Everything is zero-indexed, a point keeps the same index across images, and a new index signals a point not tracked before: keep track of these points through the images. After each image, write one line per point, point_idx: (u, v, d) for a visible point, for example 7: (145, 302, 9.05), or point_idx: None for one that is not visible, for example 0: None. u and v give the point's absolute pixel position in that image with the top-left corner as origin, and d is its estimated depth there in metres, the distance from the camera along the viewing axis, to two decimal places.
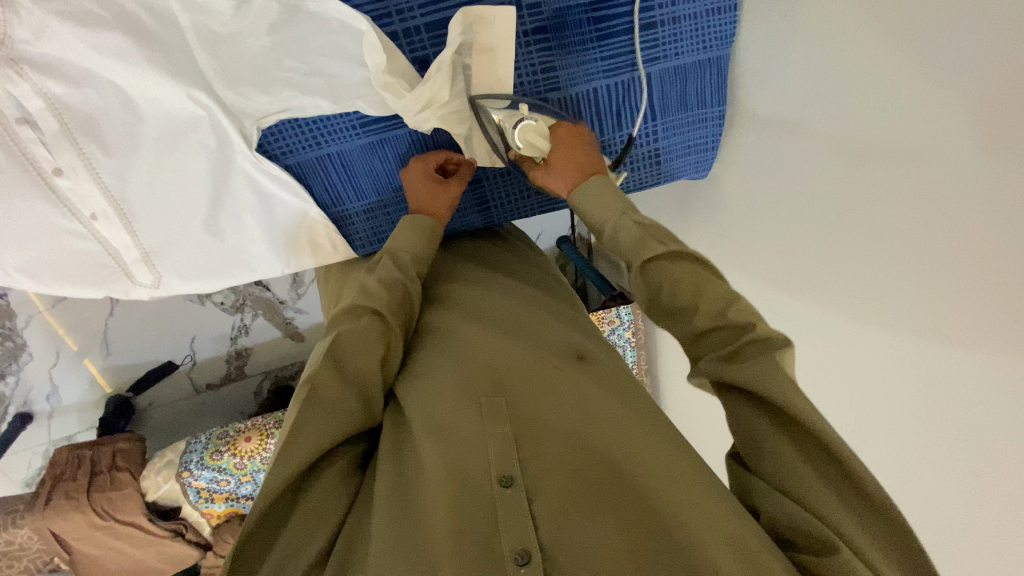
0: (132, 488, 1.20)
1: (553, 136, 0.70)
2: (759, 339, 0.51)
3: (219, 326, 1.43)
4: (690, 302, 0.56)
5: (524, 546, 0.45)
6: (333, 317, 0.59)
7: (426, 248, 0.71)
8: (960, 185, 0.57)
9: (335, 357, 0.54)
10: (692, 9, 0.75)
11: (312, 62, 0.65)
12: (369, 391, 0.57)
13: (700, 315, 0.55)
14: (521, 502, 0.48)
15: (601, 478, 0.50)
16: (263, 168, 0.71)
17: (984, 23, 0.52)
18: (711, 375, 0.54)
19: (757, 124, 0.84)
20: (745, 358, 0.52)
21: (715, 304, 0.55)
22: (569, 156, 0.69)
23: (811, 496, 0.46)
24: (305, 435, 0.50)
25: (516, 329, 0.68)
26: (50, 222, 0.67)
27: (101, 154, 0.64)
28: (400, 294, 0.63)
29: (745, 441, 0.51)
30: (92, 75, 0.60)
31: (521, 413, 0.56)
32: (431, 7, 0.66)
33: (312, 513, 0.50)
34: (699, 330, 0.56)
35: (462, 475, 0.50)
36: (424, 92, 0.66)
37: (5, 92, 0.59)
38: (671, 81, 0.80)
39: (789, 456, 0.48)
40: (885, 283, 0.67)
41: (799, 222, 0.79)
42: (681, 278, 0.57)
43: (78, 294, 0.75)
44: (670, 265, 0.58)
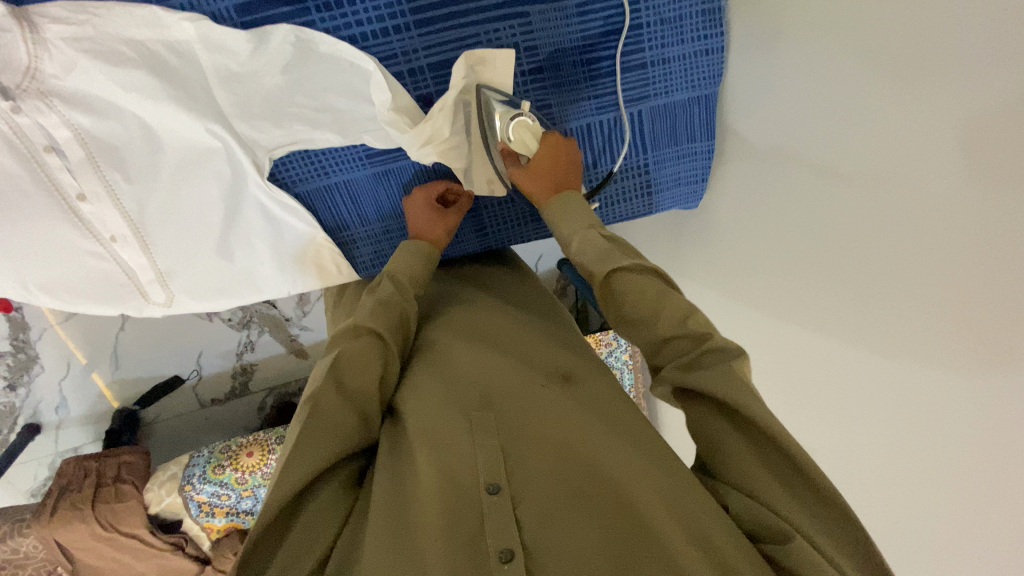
0: (135, 500, 1.22)
1: (542, 141, 0.72)
2: (719, 348, 0.55)
3: (226, 341, 1.47)
4: (652, 311, 0.60)
5: (508, 545, 0.48)
6: (334, 337, 0.63)
7: (424, 271, 0.74)
8: (936, 221, 0.60)
9: (336, 375, 0.57)
10: (680, 51, 0.80)
11: (322, 99, 0.70)
12: (366, 407, 0.59)
13: (662, 322, 0.59)
14: (507, 508, 0.51)
15: (584, 487, 0.52)
16: (273, 195, 0.75)
17: (955, 66, 0.55)
18: (673, 382, 0.56)
19: (747, 157, 0.87)
20: (702, 366, 0.55)
21: (677, 314, 0.58)
22: (550, 167, 0.73)
23: (766, 491, 0.50)
24: (308, 447, 0.53)
25: (508, 347, 0.71)
26: (72, 243, 0.72)
27: (122, 181, 0.69)
28: (397, 315, 0.67)
29: (707, 448, 0.55)
30: (118, 108, 0.65)
31: (509, 425, 0.58)
32: (434, 49, 0.71)
33: (312, 526, 0.52)
34: (663, 338, 0.59)
35: (452, 482, 0.52)
36: (427, 129, 0.70)
37: (35, 122, 0.63)
38: (661, 117, 0.85)
39: (747, 459, 0.51)
40: (867, 316, 0.70)
41: (783, 252, 0.82)
42: (643, 288, 0.61)
43: (94, 310, 0.78)
44: (634, 277, 0.62)
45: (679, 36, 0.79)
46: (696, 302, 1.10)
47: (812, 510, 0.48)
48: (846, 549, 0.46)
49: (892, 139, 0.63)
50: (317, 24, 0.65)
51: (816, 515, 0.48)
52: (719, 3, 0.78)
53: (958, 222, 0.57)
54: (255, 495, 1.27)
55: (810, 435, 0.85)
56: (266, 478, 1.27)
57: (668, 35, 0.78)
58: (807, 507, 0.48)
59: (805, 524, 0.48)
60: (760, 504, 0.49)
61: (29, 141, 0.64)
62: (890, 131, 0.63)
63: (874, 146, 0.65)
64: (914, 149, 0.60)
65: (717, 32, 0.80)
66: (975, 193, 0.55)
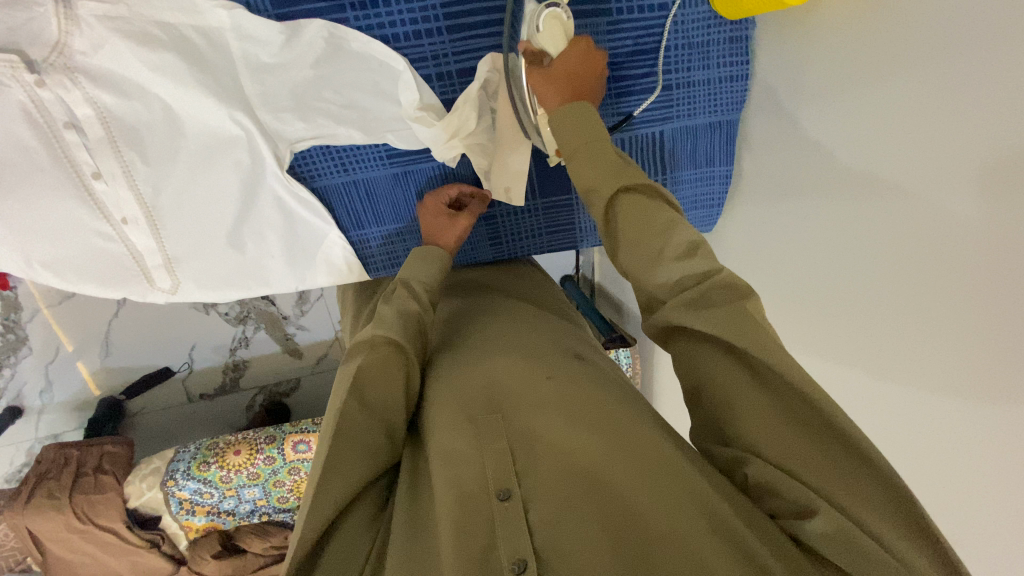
0: (115, 492, 1.18)
1: (572, 42, 0.66)
2: (726, 285, 0.54)
3: (221, 336, 1.44)
4: (656, 240, 0.59)
5: (521, 556, 0.46)
6: (353, 348, 0.62)
7: (441, 279, 0.74)
8: (941, 263, 0.60)
9: (359, 390, 0.57)
10: (705, 76, 0.81)
11: (349, 96, 0.70)
12: (391, 419, 0.60)
13: (668, 248, 0.58)
14: (519, 515, 0.49)
15: (593, 487, 0.50)
16: (292, 189, 0.74)
17: (965, 111, 0.56)
18: (674, 317, 0.56)
19: (762, 187, 0.87)
20: (709, 302, 0.54)
21: (682, 243, 0.57)
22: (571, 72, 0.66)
23: (786, 456, 0.48)
24: (336, 468, 0.53)
25: (517, 344, 0.69)
26: (82, 222, 0.70)
27: (140, 162, 0.68)
28: (414, 325, 0.66)
29: (728, 409, 0.53)
30: (142, 90, 0.64)
31: (515, 427, 0.57)
32: (464, 55, 0.71)
33: (345, 546, 0.52)
34: (665, 269, 0.58)
35: (460, 489, 0.51)
36: (452, 122, 0.71)
37: (57, 97, 0.62)
38: (682, 139, 0.85)
39: (774, 420, 0.50)
40: (876, 355, 0.69)
41: (794, 281, 0.82)
42: (654, 216, 0.60)
43: (97, 293, 0.76)
44: (642, 203, 0.61)
45: (705, 61, 0.80)
46: None
47: (837, 465, 0.47)
48: (881, 507, 0.44)
49: (905, 177, 0.63)
50: (351, 22, 0.65)
51: (844, 471, 0.46)
52: (747, 32, 0.80)
53: (962, 261, 0.58)
54: (238, 495, 1.25)
55: None
56: (251, 479, 1.24)
57: (694, 60, 0.80)
58: (838, 470, 0.46)
59: (833, 489, 0.46)
60: (785, 474, 0.48)
61: (48, 116, 0.63)
62: (903, 172, 0.63)
63: (891, 183, 0.65)
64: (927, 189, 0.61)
65: (743, 61, 0.81)
66: (985, 235, 0.55)
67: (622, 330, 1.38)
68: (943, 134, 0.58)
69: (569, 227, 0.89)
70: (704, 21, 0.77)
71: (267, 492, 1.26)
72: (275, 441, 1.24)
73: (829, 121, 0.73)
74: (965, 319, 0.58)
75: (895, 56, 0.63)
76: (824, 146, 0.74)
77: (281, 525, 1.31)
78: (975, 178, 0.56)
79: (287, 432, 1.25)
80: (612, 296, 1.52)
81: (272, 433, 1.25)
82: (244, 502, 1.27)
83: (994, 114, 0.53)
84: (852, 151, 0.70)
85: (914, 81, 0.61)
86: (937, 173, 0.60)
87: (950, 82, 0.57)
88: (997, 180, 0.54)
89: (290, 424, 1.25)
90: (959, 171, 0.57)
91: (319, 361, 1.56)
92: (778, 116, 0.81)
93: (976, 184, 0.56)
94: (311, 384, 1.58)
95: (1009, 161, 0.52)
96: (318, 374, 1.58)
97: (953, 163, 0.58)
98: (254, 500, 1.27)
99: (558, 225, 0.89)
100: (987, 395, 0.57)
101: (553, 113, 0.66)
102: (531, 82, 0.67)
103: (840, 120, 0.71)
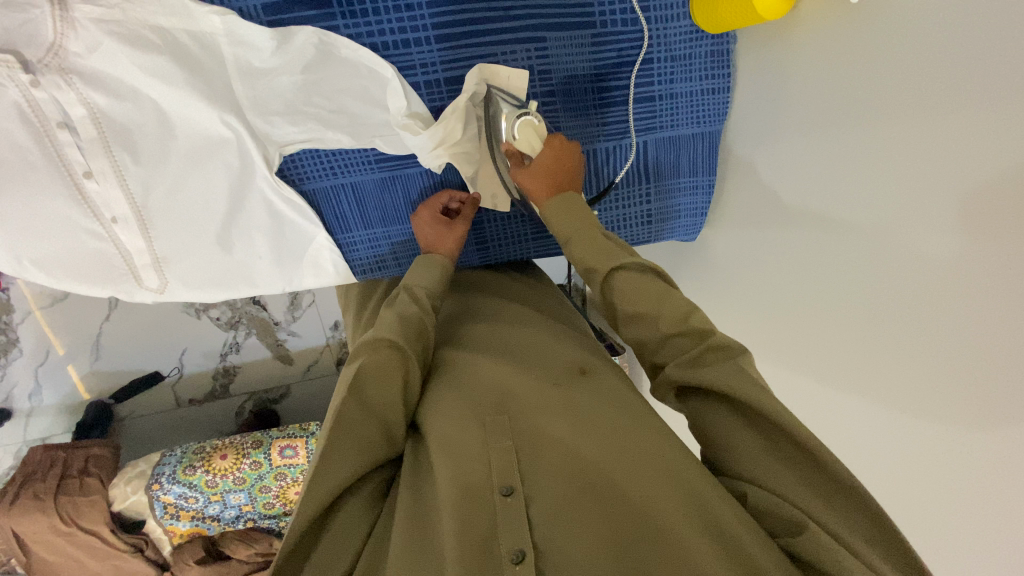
0: (100, 495, 1.18)
1: (548, 142, 0.70)
2: (720, 346, 0.56)
3: (212, 341, 1.45)
4: (653, 313, 0.60)
5: (520, 546, 0.48)
6: (356, 348, 0.63)
7: (443, 284, 0.75)
8: (910, 272, 0.62)
9: (360, 387, 0.57)
10: (689, 88, 0.83)
11: (338, 101, 0.71)
12: (388, 419, 0.59)
13: (664, 320, 0.59)
14: (520, 510, 0.50)
15: (592, 487, 0.51)
16: (281, 192, 0.75)
17: (931, 121, 0.58)
18: (675, 378, 0.56)
19: (745, 198, 0.88)
20: (706, 363, 0.55)
21: (677, 312, 0.59)
22: (554, 168, 0.70)
23: (778, 480, 0.49)
24: (336, 459, 0.53)
25: (519, 347, 0.70)
26: (72, 220, 0.71)
27: (131, 162, 0.69)
28: (416, 327, 0.66)
29: (720, 445, 0.54)
30: (136, 92, 0.65)
31: (519, 426, 0.57)
32: (452, 64, 0.73)
33: (341, 534, 0.53)
34: (664, 335, 0.59)
35: (465, 485, 0.52)
36: (439, 131, 0.72)
37: (51, 98, 0.63)
38: (666, 148, 0.87)
39: (763, 451, 0.51)
40: (853, 362, 0.70)
41: (776, 289, 0.83)
42: (647, 290, 0.61)
43: (86, 291, 0.77)
44: (635, 277, 0.63)
45: (688, 73, 0.82)
46: None
47: (827, 493, 0.47)
48: (870, 535, 0.45)
49: (878, 188, 0.65)
50: (341, 29, 0.67)
51: (833, 498, 0.47)
52: (728, 46, 0.82)
53: (935, 266, 0.59)
54: (224, 500, 1.25)
55: None
56: (237, 484, 1.24)
57: (677, 72, 0.82)
58: (824, 496, 0.47)
59: (822, 513, 0.46)
60: (781, 499, 0.48)
61: (42, 115, 0.64)
62: (875, 182, 0.65)
63: (866, 191, 0.66)
64: (902, 200, 0.62)
65: (723, 74, 0.84)
66: (956, 241, 0.57)
67: (611, 339, 1.39)
68: (916, 143, 0.60)
69: (556, 234, 0.91)
70: (687, 35, 0.80)
71: (252, 497, 1.26)
72: (262, 445, 1.24)
73: (807, 132, 0.74)
74: (937, 323, 0.59)
75: (867, 75, 0.65)
76: (803, 156, 0.75)
77: (266, 531, 1.31)
78: (946, 184, 0.57)
79: (274, 437, 1.25)
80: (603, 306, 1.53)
81: (259, 438, 1.25)
82: (229, 508, 1.26)
83: (961, 123, 0.55)
84: (828, 161, 0.71)
85: (880, 96, 0.63)
86: (908, 185, 0.61)
87: (918, 95, 0.59)
88: (968, 185, 0.55)
89: (277, 429, 1.26)
90: (927, 180, 0.59)
91: (310, 367, 1.56)
92: (759, 127, 0.83)
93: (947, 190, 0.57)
94: (301, 390, 1.58)
95: (978, 167, 0.54)
96: (308, 380, 1.58)
97: (923, 174, 0.59)
98: (240, 506, 1.26)
99: (544, 231, 0.90)
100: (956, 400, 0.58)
101: (548, 207, 0.69)
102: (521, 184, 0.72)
103: (817, 131, 0.73)
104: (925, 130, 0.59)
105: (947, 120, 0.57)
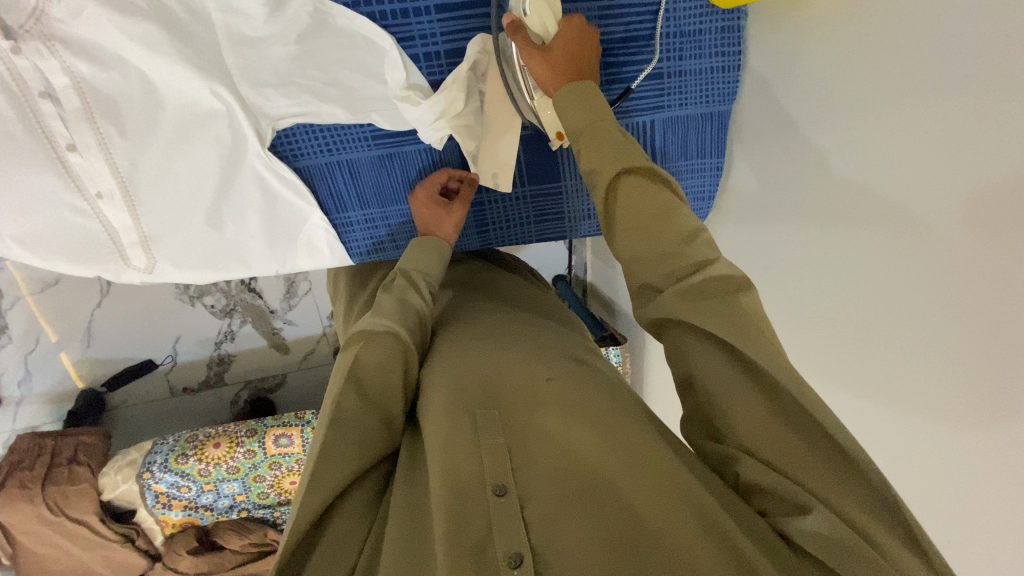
0: (89, 484, 1.15)
1: (564, 21, 0.66)
2: (722, 277, 0.53)
3: (206, 329, 1.42)
4: (660, 220, 0.57)
5: (517, 550, 0.45)
6: (350, 336, 0.61)
7: (440, 268, 0.72)
8: (925, 254, 0.59)
9: (355, 376, 0.56)
10: (698, 65, 0.80)
11: (334, 73, 0.68)
12: (388, 410, 0.57)
13: (670, 234, 0.56)
14: (515, 510, 0.47)
15: (589, 485, 0.48)
16: (273, 167, 0.72)
17: (956, 96, 0.55)
18: (672, 309, 0.53)
19: (753, 181, 0.86)
20: (707, 295, 0.52)
21: (684, 226, 0.56)
22: (571, 54, 0.65)
23: (778, 451, 0.47)
24: (330, 457, 0.50)
25: (513, 342, 0.67)
26: (56, 195, 0.68)
27: (116, 135, 0.66)
28: (413, 314, 0.64)
29: (716, 412, 0.51)
30: (121, 60, 0.62)
31: (512, 424, 0.54)
32: (453, 35, 0.70)
33: (339, 537, 0.50)
34: (667, 252, 0.56)
35: (457, 480, 0.49)
36: (440, 102, 0.70)
37: (32, 65, 0.60)
38: (673, 129, 0.84)
39: (764, 419, 0.48)
40: (869, 350, 0.68)
41: (785, 275, 0.81)
42: (655, 199, 0.58)
43: (72, 270, 0.74)
44: (644, 183, 0.59)
45: (697, 50, 0.79)
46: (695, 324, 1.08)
47: (827, 463, 0.45)
48: (868, 505, 0.43)
49: (894, 167, 0.62)
50: None
51: (834, 468, 0.45)
52: (740, 21, 0.79)
53: (955, 249, 0.56)
54: (217, 489, 1.22)
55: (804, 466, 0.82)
56: (230, 473, 1.21)
57: (686, 49, 0.79)
58: (825, 469, 0.45)
59: (821, 485, 0.45)
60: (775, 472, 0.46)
61: (23, 84, 0.61)
62: (887, 163, 0.62)
63: (879, 172, 0.64)
64: (918, 181, 0.59)
65: (734, 51, 0.80)
66: (977, 220, 0.54)
67: (611, 329, 1.39)
68: (933, 120, 0.57)
69: (558, 217, 0.88)
70: (697, 10, 0.77)
71: (246, 487, 1.23)
72: (256, 434, 1.21)
73: (818, 111, 0.71)
74: (955, 306, 0.57)
75: (876, 50, 0.62)
76: (814, 138, 0.73)
77: (259, 521, 1.28)
78: (968, 162, 0.54)
79: (269, 426, 1.23)
80: (603, 295, 1.52)
81: (253, 426, 1.22)
82: (223, 497, 1.24)
83: (987, 97, 0.52)
84: (841, 141, 0.68)
85: (893, 71, 0.60)
86: (928, 163, 0.58)
87: (936, 69, 0.56)
88: (993, 161, 0.52)
89: (272, 417, 1.23)
90: (949, 157, 0.56)
91: (306, 357, 1.54)
92: (767, 109, 0.80)
93: (968, 167, 0.54)
94: (297, 379, 1.55)
95: (1003, 143, 0.51)
96: (305, 369, 1.56)
97: (941, 152, 0.56)
98: (234, 495, 1.24)
99: (547, 214, 0.88)
100: (978, 387, 0.56)
101: (563, 91, 0.64)
102: (532, 67, 0.66)
103: (831, 108, 0.69)
104: (942, 107, 0.56)
105: (967, 97, 0.54)
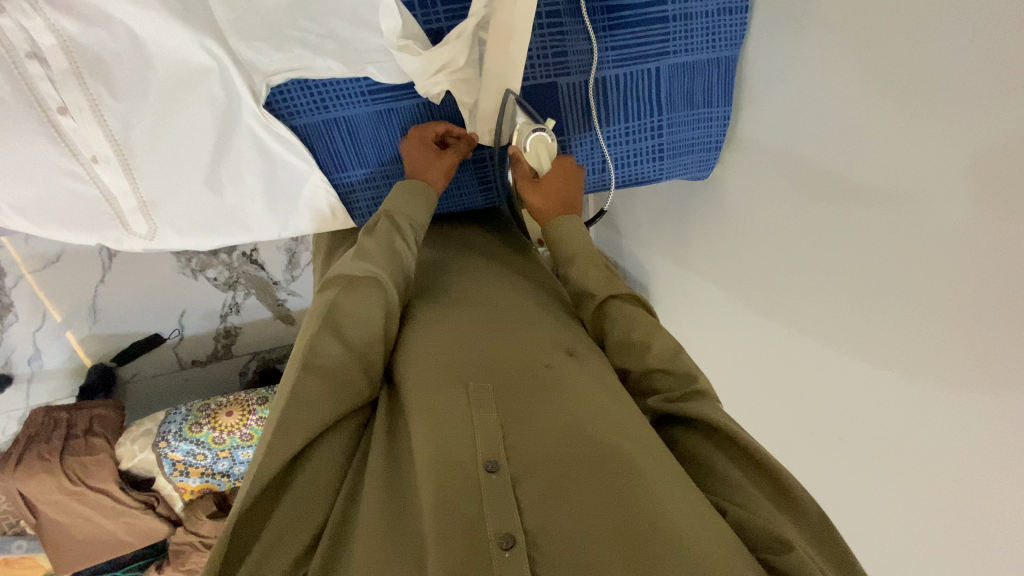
0: (106, 454, 1.18)
1: (559, 158, 0.75)
2: (703, 390, 0.57)
3: (212, 302, 1.42)
4: (641, 340, 0.63)
5: (510, 531, 0.44)
6: (330, 277, 0.60)
7: (422, 214, 0.73)
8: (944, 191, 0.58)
9: (333, 320, 0.55)
10: (703, 8, 0.77)
11: (327, 24, 0.65)
12: (371, 358, 0.58)
13: (652, 351, 0.61)
14: (504, 488, 0.46)
15: (583, 470, 0.47)
16: (270, 126, 0.71)
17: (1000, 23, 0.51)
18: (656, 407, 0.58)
19: (761, 131, 0.84)
20: (685, 399, 0.57)
21: (669, 346, 0.61)
22: (563, 190, 0.75)
23: (752, 502, 0.49)
24: (306, 407, 0.50)
25: (508, 321, 0.65)
26: (50, 162, 0.67)
27: (107, 96, 0.64)
28: (399, 263, 0.65)
29: (699, 476, 0.54)
30: (105, 15, 0.59)
31: (507, 402, 0.54)
32: None
33: (307, 489, 0.50)
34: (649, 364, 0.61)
35: (447, 456, 0.48)
36: (440, 56, 0.67)
37: (17, 25, 0.57)
38: (680, 76, 0.81)
39: (739, 478, 0.52)
40: (877, 302, 0.67)
41: (793, 227, 0.79)
42: (642, 316, 0.65)
43: (73, 238, 0.74)
44: (629, 304, 0.67)
45: None
46: (696, 284, 1.07)
47: (790, 520, 0.49)
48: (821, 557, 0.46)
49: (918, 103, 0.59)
50: None
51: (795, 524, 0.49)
52: None
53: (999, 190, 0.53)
54: (232, 456, 1.24)
55: (807, 416, 0.82)
56: (245, 440, 1.23)
57: None
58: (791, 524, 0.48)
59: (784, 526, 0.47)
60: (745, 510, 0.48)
61: (8, 45, 0.58)
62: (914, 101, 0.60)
63: (898, 112, 0.62)
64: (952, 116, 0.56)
65: None
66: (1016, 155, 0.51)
67: None
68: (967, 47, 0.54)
69: None
70: None
71: None
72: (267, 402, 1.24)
73: (838, 50, 0.68)
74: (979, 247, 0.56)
75: None
76: (829, 81, 0.70)
77: None
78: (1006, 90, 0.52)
79: None
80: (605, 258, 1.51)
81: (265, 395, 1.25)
82: (239, 464, 1.25)
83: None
84: (863, 81, 0.65)
85: (911, 6, 0.59)
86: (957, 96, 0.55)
87: None
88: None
89: None
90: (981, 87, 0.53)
91: None
92: (780, 53, 0.77)
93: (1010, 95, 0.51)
94: None
95: None
96: None
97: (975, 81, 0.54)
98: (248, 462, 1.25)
99: None
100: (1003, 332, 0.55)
101: (555, 225, 0.74)
102: (528, 197, 0.75)
103: (848, 47, 0.66)
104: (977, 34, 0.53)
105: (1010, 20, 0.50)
